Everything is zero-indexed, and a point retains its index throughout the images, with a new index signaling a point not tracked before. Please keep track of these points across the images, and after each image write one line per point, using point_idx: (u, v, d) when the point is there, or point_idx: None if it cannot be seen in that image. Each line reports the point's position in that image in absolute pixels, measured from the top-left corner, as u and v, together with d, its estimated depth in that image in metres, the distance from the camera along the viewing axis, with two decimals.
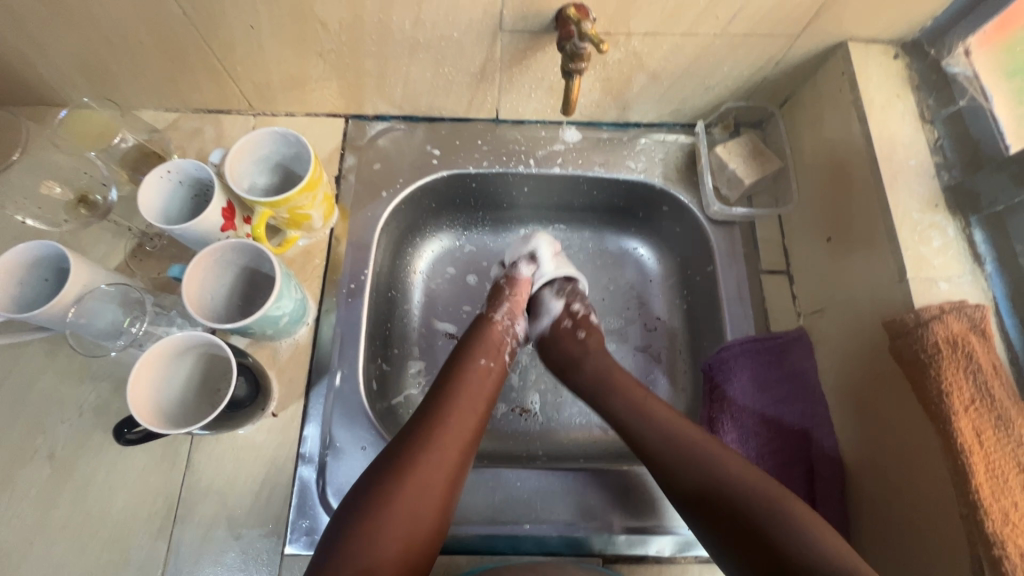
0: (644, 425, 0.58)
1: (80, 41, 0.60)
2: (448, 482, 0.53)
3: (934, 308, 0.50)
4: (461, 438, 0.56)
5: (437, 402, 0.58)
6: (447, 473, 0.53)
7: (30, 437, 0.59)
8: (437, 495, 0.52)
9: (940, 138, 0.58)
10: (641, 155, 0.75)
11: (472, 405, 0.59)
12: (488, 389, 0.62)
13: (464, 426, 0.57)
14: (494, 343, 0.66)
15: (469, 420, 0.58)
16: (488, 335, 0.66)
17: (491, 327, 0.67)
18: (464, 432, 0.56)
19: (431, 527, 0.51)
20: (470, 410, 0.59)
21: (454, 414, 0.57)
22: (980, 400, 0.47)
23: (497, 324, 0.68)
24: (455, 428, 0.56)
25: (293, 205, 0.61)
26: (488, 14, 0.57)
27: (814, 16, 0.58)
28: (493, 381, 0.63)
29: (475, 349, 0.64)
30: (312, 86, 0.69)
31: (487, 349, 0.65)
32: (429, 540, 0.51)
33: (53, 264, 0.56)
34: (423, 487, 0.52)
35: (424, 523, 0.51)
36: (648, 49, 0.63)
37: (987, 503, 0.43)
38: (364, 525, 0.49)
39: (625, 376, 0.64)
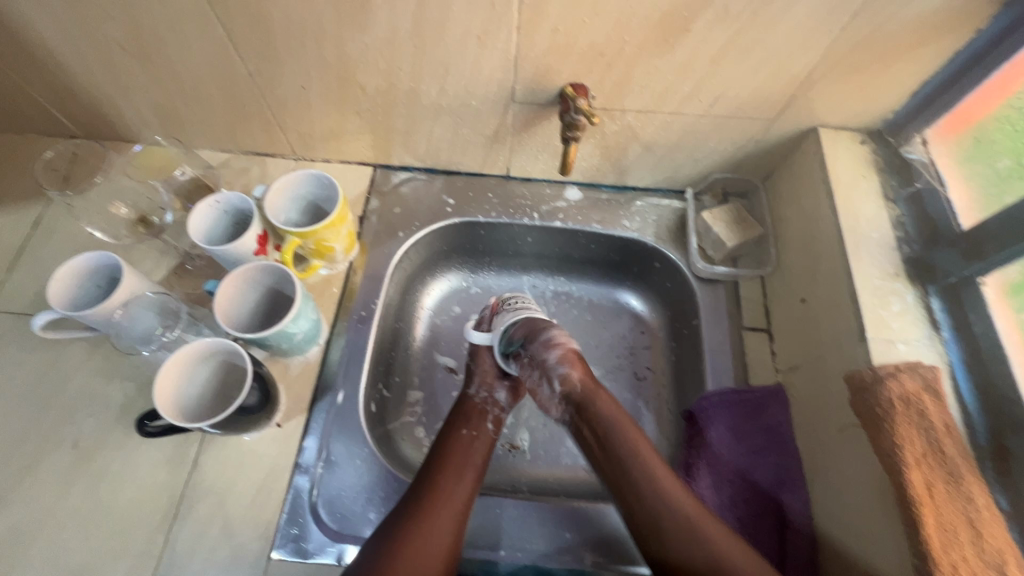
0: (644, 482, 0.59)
1: (160, 90, 0.71)
2: (447, 551, 0.56)
3: (890, 366, 0.54)
4: (454, 507, 0.59)
5: (430, 467, 0.62)
6: (443, 540, 0.57)
7: (59, 426, 0.65)
8: (436, 562, 0.55)
9: (902, 216, 0.64)
10: (636, 216, 0.83)
11: (461, 474, 0.62)
12: (475, 455, 0.65)
13: (454, 495, 0.60)
14: (473, 413, 0.70)
15: (459, 491, 0.61)
16: (467, 407, 0.71)
17: (468, 400, 0.71)
18: (456, 503, 0.59)
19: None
20: (462, 478, 0.62)
21: (446, 481, 0.61)
22: (932, 455, 0.50)
23: (474, 397, 0.72)
24: (446, 499, 0.60)
25: (320, 238, 0.69)
26: (502, 87, 0.67)
27: (786, 104, 0.67)
28: (482, 445, 0.66)
29: (458, 420, 0.68)
30: (347, 139, 0.79)
31: (468, 419, 0.69)
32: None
33: (108, 272, 0.64)
34: (423, 556, 0.55)
35: None
36: (641, 123, 0.71)
37: (936, 555, 0.45)
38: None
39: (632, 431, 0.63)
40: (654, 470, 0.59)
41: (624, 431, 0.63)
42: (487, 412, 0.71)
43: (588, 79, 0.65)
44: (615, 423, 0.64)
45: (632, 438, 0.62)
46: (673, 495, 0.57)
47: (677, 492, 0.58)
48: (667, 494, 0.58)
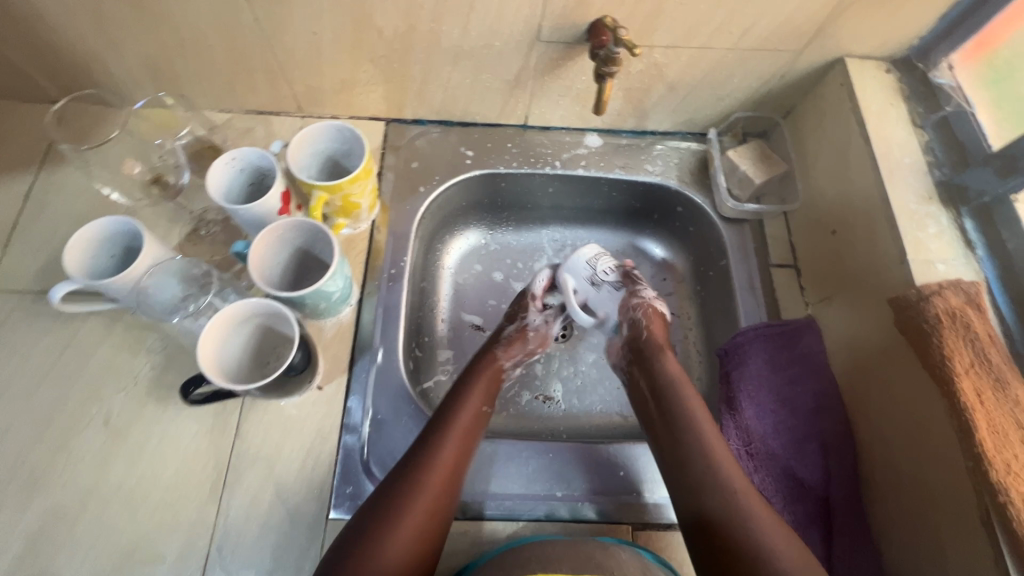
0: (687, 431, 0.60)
1: (156, 42, 0.66)
2: (442, 516, 0.54)
3: (933, 285, 0.56)
4: (445, 485, 0.55)
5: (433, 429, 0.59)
6: (442, 502, 0.54)
7: (86, 404, 0.62)
8: (431, 527, 0.53)
9: (931, 141, 0.66)
10: (658, 160, 0.82)
11: (465, 438, 0.60)
12: (480, 420, 0.62)
13: (458, 457, 0.58)
14: (494, 387, 0.68)
15: (462, 453, 0.58)
16: (484, 377, 0.67)
17: (495, 367, 0.69)
18: (455, 466, 0.57)
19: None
20: (467, 442, 0.59)
21: (451, 443, 0.58)
22: (980, 365, 0.51)
23: (504, 366, 0.71)
24: (440, 477, 0.55)
25: (346, 193, 0.66)
26: (528, 25, 0.64)
27: (815, 34, 0.66)
28: (488, 413, 0.64)
29: (478, 386, 0.65)
30: (359, 91, 0.75)
31: (487, 395, 0.65)
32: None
33: (125, 240, 0.60)
34: (404, 537, 0.51)
35: (418, 554, 0.51)
36: (667, 60, 0.70)
37: (990, 455, 0.48)
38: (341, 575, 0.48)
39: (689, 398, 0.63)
40: (698, 419, 0.61)
41: (680, 388, 0.65)
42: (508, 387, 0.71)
43: (619, 12, 0.62)
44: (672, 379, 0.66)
45: (682, 387, 0.65)
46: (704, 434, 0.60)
47: (716, 446, 0.59)
48: (702, 437, 0.59)
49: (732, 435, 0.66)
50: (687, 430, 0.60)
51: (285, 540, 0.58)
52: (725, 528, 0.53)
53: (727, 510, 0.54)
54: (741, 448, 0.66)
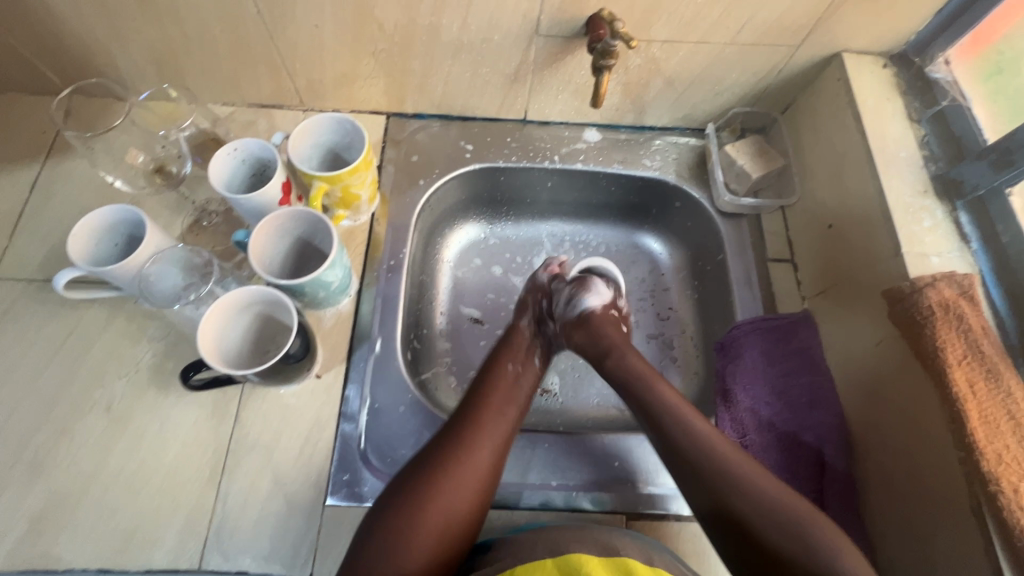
0: (671, 421, 0.60)
1: (160, 35, 0.67)
2: (480, 486, 0.56)
3: (927, 277, 0.56)
4: (495, 439, 0.59)
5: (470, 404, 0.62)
6: (480, 474, 0.56)
7: (89, 390, 0.63)
8: (471, 496, 0.55)
9: (927, 135, 0.66)
10: (656, 155, 0.83)
11: (501, 413, 0.62)
12: (517, 395, 0.65)
13: (495, 431, 0.60)
14: (519, 351, 0.70)
15: (499, 429, 0.60)
16: (515, 343, 0.71)
17: (517, 333, 0.72)
18: (493, 438, 0.59)
19: (467, 522, 0.54)
20: (503, 418, 0.61)
21: (488, 418, 0.61)
22: (972, 356, 0.52)
23: (523, 330, 0.73)
24: (489, 432, 0.59)
25: (346, 184, 0.67)
26: (527, 19, 0.65)
27: (812, 29, 0.67)
28: (525, 384, 0.67)
29: (504, 356, 0.68)
30: (360, 84, 0.76)
31: (514, 355, 0.69)
32: (465, 530, 0.54)
33: (127, 228, 0.61)
34: (459, 487, 0.55)
35: (456, 521, 0.54)
36: (665, 55, 0.70)
37: (981, 445, 0.48)
38: (403, 514, 0.52)
39: (664, 391, 0.62)
40: (676, 408, 0.60)
41: (646, 380, 0.64)
42: (533, 350, 0.71)
43: (617, 6, 0.63)
44: (637, 369, 0.66)
45: (652, 380, 0.64)
46: (689, 423, 0.59)
47: (707, 434, 0.58)
48: (686, 426, 0.59)
49: (728, 428, 0.66)
50: (670, 421, 0.59)
51: (283, 524, 0.58)
52: (738, 512, 0.53)
53: (723, 499, 0.54)
54: (736, 440, 0.65)
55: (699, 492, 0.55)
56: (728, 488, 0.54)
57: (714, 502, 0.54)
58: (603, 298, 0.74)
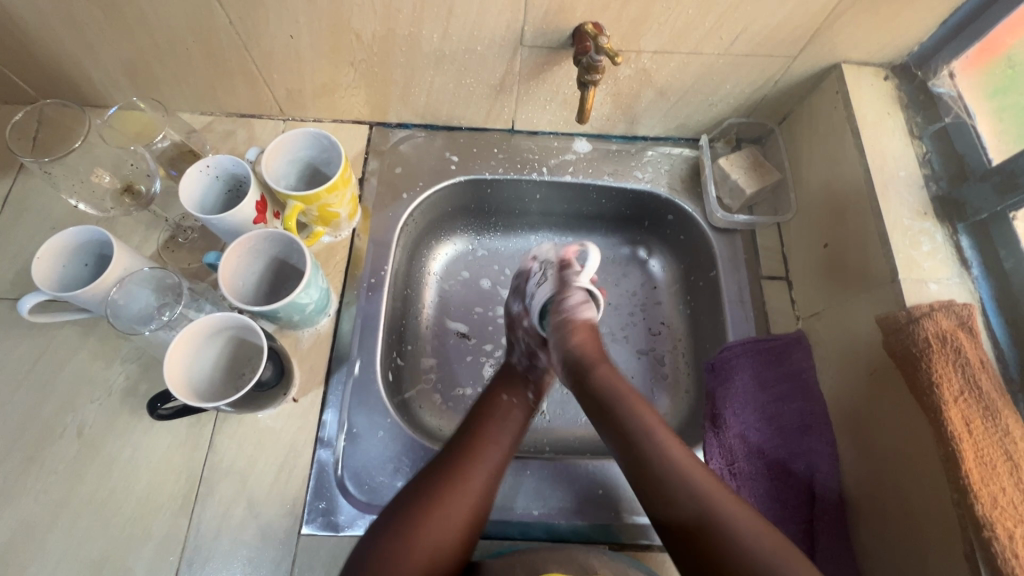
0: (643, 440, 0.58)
1: (131, 46, 0.64)
2: (473, 520, 0.54)
3: (924, 306, 0.54)
4: (490, 469, 0.57)
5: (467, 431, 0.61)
6: (474, 505, 0.55)
7: (60, 414, 0.61)
8: (461, 531, 0.53)
9: (928, 153, 0.63)
10: (648, 166, 0.80)
11: (499, 442, 0.60)
12: (515, 423, 0.63)
13: (491, 460, 0.58)
14: (515, 381, 0.68)
15: (496, 458, 0.58)
16: (511, 371, 0.69)
17: (510, 368, 0.70)
18: (490, 469, 0.57)
19: (454, 560, 0.52)
20: (500, 446, 0.60)
21: (484, 446, 0.59)
22: (969, 392, 0.49)
23: (515, 363, 0.71)
24: (484, 464, 0.57)
25: (324, 203, 0.65)
26: (510, 30, 0.62)
27: (810, 39, 0.63)
28: (520, 415, 0.64)
29: (500, 386, 0.66)
30: (341, 94, 0.74)
31: (510, 386, 0.66)
32: (454, 568, 0.52)
33: (96, 250, 0.59)
34: (450, 521, 0.53)
35: (445, 554, 0.52)
36: (656, 66, 0.67)
37: (977, 488, 0.46)
38: (392, 555, 0.50)
39: (640, 407, 0.61)
40: (658, 436, 0.58)
41: (626, 403, 0.61)
42: (529, 381, 0.69)
43: (604, 17, 0.60)
44: (612, 387, 0.63)
45: (634, 402, 0.61)
46: (672, 456, 0.56)
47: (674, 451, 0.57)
48: (667, 452, 0.56)
49: (716, 454, 0.64)
50: (647, 448, 0.57)
51: (256, 556, 0.57)
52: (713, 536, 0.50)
53: (701, 517, 0.52)
54: (724, 468, 0.63)
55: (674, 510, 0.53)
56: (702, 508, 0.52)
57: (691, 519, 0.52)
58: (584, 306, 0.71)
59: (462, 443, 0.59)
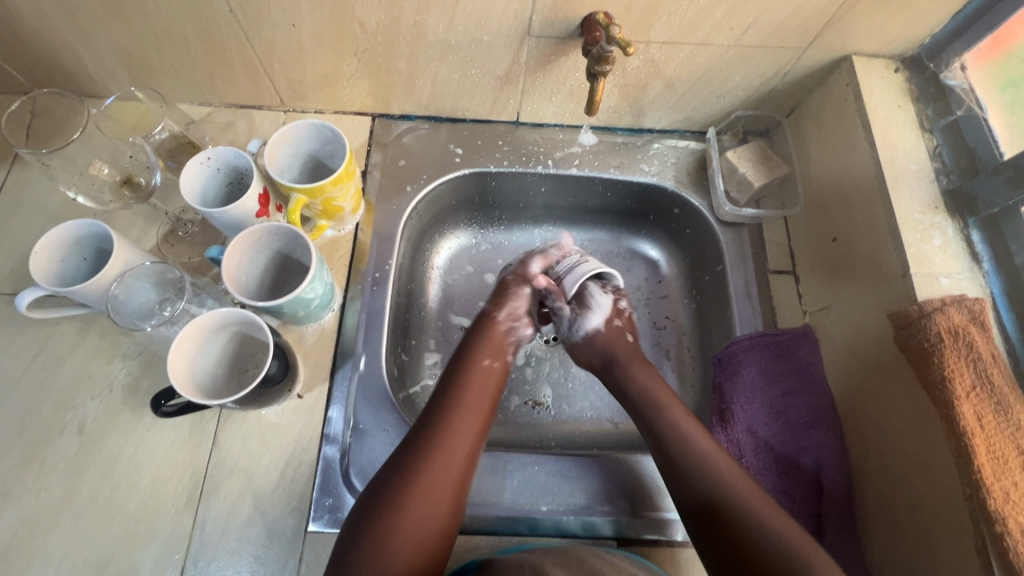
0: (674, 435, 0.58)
1: (128, 34, 0.63)
2: (457, 484, 0.54)
3: (936, 301, 0.53)
4: (467, 438, 0.57)
5: (443, 397, 0.60)
6: (457, 470, 0.54)
7: (60, 412, 0.60)
8: (447, 497, 0.53)
9: (939, 146, 0.63)
10: (654, 159, 0.79)
11: (476, 408, 0.59)
12: (491, 388, 0.62)
13: (468, 424, 0.58)
14: (496, 344, 0.66)
15: (473, 422, 0.58)
16: (492, 337, 0.67)
17: (493, 327, 0.68)
18: (468, 433, 0.57)
19: (444, 528, 0.52)
20: (477, 412, 0.59)
21: (460, 411, 0.58)
22: (981, 388, 0.49)
23: (501, 324, 0.68)
24: (459, 436, 0.56)
25: (328, 196, 0.64)
26: (518, 20, 0.61)
27: (821, 30, 0.63)
28: (498, 379, 0.64)
29: (476, 349, 0.65)
30: (343, 85, 0.72)
31: (490, 348, 0.65)
32: (443, 541, 0.51)
33: (95, 243, 0.58)
34: (431, 494, 0.52)
35: (436, 524, 0.51)
36: (665, 57, 0.66)
37: (988, 482, 0.46)
38: (380, 534, 0.49)
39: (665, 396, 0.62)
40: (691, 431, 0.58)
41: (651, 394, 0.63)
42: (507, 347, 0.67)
43: (614, 7, 0.59)
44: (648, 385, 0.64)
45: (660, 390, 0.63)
46: (690, 439, 0.57)
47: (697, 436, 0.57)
48: (694, 443, 0.57)
49: (724, 449, 0.64)
50: (678, 445, 0.57)
51: (262, 554, 0.56)
52: (730, 517, 0.51)
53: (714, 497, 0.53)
54: None
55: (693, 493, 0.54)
56: (717, 491, 0.53)
57: (707, 504, 0.53)
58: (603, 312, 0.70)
59: (437, 415, 0.58)
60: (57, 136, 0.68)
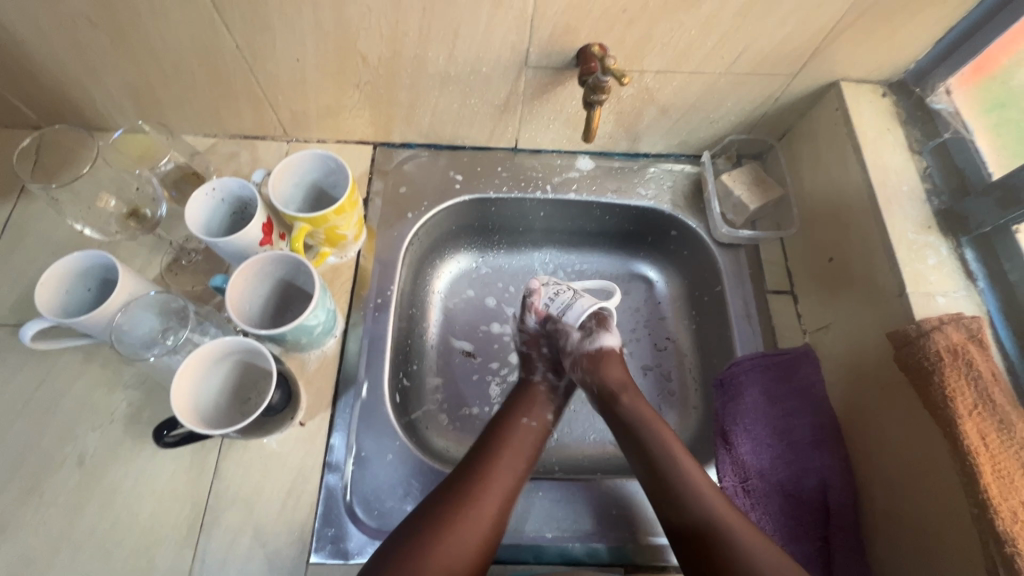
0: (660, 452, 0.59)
1: (137, 71, 0.64)
2: (484, 540, 0.53)
3: (934, 319, 0.54)
4: (501, 494, 0.56)
5: (482, 449, 0.60)
6: (487, 528, 0.54)
7: (61, 443, 0.60)
8: (470, 554, 0.52)
9: (929, 167, 0.64)
10: (650, 183, 0.80)
11: (513, 465, 0.59)
12: (530, 445, 0.62)
13: (505, 482, 0.57)
14: (535, 402, 0.67)
15: (510, 479, 0.58)
16: (529, 394, 0.68)
17: (531, 386, 0.69)
18: (503, 490, 0.57)
19: None
20: (514, 470, 0.59)
21: (497, 467, 0.58)
22: (983, 406, 0.49)
23: (537, 382, 0.70)
24: (491, 491, 0.56)
25: (332, 225, 0.65)
26: (515, 52, 0.63)
27: (808, 58, 0.65)
28: (537, 437, 0.63)
29: (518, 406, 0.66)
30: (346, 115, 0.74)
31: (529, 407, 0.66)
32: None
33: (98, 274, 0.59)
34: (460, 543, 0.52)
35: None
36: (659, 85, 0.68)
37: (996, 502, 0.46)
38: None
39: (655, 426, 0.62)
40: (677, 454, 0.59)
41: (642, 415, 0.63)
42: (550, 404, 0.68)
43: (608, 38, 0.61)
44: (638, 415, 0.63)
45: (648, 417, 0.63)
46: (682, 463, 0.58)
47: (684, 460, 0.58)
48: (682, 470, 0.58)
49: (728, 471, 0.63)
50: (665, 472, 0.58)
51: None
52: (711, 545, 0.52)
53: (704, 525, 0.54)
54: (738, 485, 0.63)
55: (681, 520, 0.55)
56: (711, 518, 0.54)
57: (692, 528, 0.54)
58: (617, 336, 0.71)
59: (473, 469, 0.57)
60: (66, 170, 0.69)
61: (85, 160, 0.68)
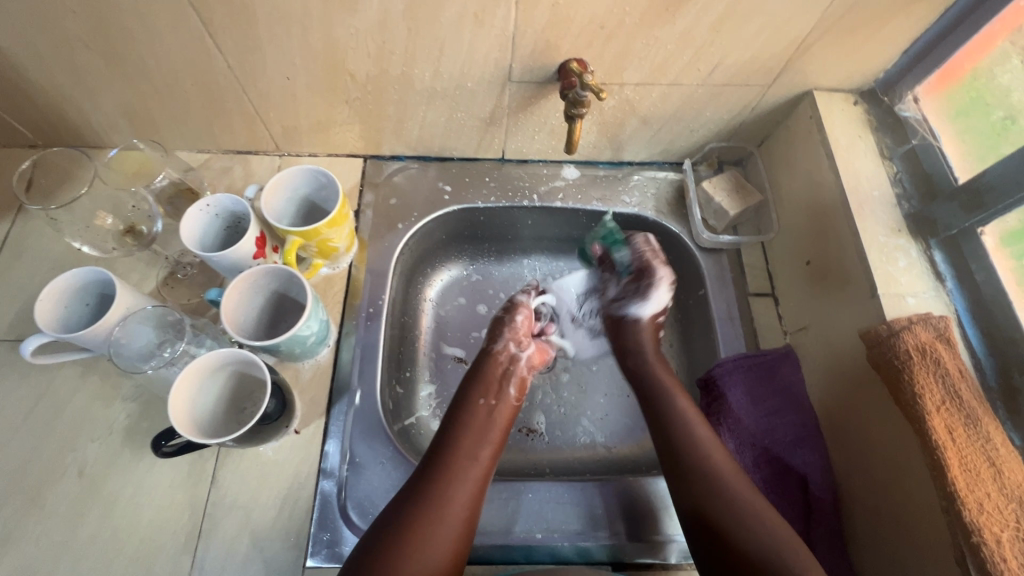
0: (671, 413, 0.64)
1: (132, 91, 0.66)
2: (462, 527, 0.55)
3: (903, 320, 0.56)
4: (469, 482, 0.58)
5: (444, 440, 0.61)
6: (461, 516, 0.55)
7: (61, 456, 0.61)
8: (451, 538, 0.54)
9: (899, 173, 0.67)
10: (634, 191, 0.83)
11: (475, 452, 0.61)
12: (495, 430, 0.64)
13: (470, 469, 0.59)
14: (492, 382, 0.68)
15: (475, 467, 0.59)
16: (488, 372, 0.68)
17: (492, 360, 0.69)
18: (469, 478, 0.58)
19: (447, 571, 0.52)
20: (479, 457, 0.60)
21: (463, 455, 0.60)
22: (951, 402, 0.52)
23: (499, 354, 0.70)
24: (461, 472, 0.58)
25: (324, 238, 0.67)
26: (498, 67, 0.65)
27: (782, 69, 0.67)
28: (501, 419, 0.65)
29: (476, 389, 0.66)
30: (336, 130, 0.76)
31: (486, 388, 0.67)
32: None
33: (97, 290, 0.60)
34: (438, 533, 0.53)
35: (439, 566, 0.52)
36: (639, 97, 0.70)
37: (963, 494, 0.48)
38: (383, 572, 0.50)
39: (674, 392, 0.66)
40: (699, 434, 0.61)
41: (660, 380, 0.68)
42: (506, 377, 0.68)
43: (588, 54, 0.63)
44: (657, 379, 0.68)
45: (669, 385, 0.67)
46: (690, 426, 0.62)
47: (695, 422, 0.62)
48: (692, 432, 0.61)
49: None
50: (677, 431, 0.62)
51: None
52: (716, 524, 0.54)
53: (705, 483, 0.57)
54: None
55: (685, 488, 0.58)
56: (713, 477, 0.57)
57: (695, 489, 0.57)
58: (658, 305, 0.75)
59: (438, 461, 0.59)
60: (64, 189, 0.71)
61: (84, 182, 0.71)
